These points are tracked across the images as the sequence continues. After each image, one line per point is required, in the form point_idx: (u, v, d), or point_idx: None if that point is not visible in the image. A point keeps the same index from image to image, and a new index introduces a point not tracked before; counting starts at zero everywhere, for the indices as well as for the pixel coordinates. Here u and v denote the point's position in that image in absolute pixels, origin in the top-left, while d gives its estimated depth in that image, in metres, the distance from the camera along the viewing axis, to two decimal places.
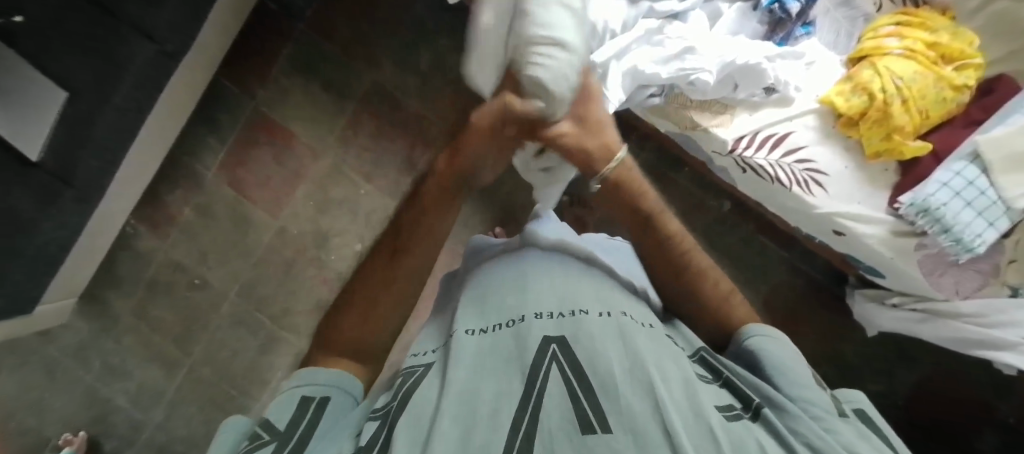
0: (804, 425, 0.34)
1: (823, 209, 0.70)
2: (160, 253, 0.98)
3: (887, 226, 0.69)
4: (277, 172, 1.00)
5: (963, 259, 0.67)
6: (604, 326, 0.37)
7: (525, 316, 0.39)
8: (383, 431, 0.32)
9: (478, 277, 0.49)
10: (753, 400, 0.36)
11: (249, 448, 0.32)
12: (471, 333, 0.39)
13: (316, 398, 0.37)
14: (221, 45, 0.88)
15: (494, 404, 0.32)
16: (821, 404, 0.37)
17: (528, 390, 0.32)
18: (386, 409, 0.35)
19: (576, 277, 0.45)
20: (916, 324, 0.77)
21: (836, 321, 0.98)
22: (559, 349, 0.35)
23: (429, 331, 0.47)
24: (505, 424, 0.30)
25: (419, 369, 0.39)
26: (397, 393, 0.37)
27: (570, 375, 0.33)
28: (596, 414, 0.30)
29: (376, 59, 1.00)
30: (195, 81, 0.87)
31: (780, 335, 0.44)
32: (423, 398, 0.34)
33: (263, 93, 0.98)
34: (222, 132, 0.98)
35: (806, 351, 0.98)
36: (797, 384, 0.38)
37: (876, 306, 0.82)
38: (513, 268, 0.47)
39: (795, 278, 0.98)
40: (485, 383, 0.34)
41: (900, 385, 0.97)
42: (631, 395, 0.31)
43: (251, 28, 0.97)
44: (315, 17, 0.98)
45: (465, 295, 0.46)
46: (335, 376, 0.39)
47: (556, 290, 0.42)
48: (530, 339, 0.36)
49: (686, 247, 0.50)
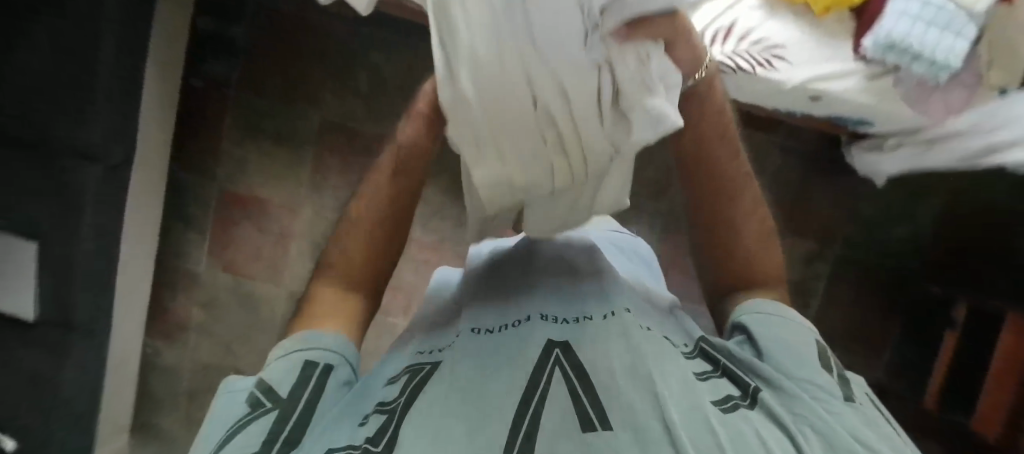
0: (802, 407, 0.37)
1: (791, 81, 0.68)
2: (187, 357, 0.99)
3: (858, 73, 0.67)
4: (263, 242, 0.99)
5: (942, 80, 0.64)
6: (606, 328, 0.43)
7: (529, 318, 0.46)
8: (391, 423, 0.34)
9: (494, 297, 0.52)
10: (751, 388, 0.39)
11: (253, 416, 0.35)
12: (477, 331, 0.46)
13: (319, 363, 0.40)
14: (158, 140, 0.87)
15: (500, 398, 0.35)
16: (829, 389, 0.39)
17: (531, 386, 0.36)
18: (393, 405, 0.37)
19: (584, 291, 0.50)
20: (920, 159, 0.75)
21: (845, 182, 0.96)
22: (562, 353, 0.40)
23: (446, 326, 0.51)
24: (512, 414, 0.33)
25: (426, 367, 0.42)
26: (403, 390, 0.39)
27: (571, 375, 0.37)
28: (598, 415, 0.33)
29: (317, 97, 0.95)
30: (151, 186, 0.87)
31: (777, 305, 0.48)
32: (426, 403, 0.36)
33: (221, 170, 0.97)
34: (198, 223, 0.98)
35: (824, 222, 0.97)
36: (803, 364, 0.41)
37: (877, 155, 0.81)
38: (521, 291, 0.52)
39: (797, 156, 0.96)
40: (491, 379, 0.38)
41: (926, 220, 0.95)
42: (631, 394, 0.35)
43: (185, 113, 0.95)
44: (242, 77, 0.95)
45: (473, 309, 0.50)
46: (337, 342, 0.43)
47: (569, 305, 0.48)
48: (535, 344, 0.41)
49: (740, 179, 0.56)
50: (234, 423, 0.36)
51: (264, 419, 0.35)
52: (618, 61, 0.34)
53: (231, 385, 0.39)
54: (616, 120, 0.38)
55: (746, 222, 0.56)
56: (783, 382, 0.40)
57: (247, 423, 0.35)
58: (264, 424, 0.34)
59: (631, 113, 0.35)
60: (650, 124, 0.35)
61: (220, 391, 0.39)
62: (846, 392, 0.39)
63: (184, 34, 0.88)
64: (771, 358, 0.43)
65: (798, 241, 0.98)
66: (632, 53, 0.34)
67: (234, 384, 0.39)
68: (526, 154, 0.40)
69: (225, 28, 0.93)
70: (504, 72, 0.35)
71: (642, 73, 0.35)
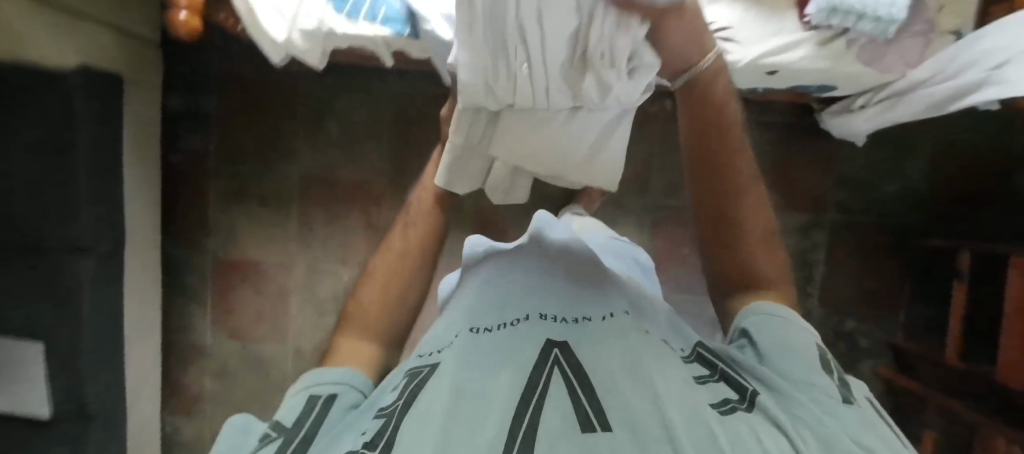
0: (802, 409, 0.36)
1: (743, 61, 0.67)
2: (206, 428, 1.00)
3: (810, 40, 0.67)
4: (263, 303, 1.00)
5: (891, 32, 0.63)
6: (606, 329, 0.45)
7: (528, 318, 0.47)
8: (389, 425, 0.35)
9: (491, 294, 0.53)
10: (749, 392, 0.39)
11: (261, 443, 0.38)
12: (476, 330, 0.46)
13: (321, 395, 0.44)
14: (144, 223, 0.90)
15: (503, 392, 0.35)
16: (828, 391, 0.38)
17: (528, 390, 0.35)
18: (391, 408, 0.38)
19: (582, 296, 0.53)
20: (887, 114, 0.74)
21: (826, 147, 0.95)
22: (560, 351, 0.41)
23: (442, 325, 0.52)
24: (513, 406, 0.33)
25: (424, 369, 0.42)
26: (402, 393, 0.40)
27: (571, 374, 0.37)
28: (597, 419, 0.32)
29: (291, 153, 0.97)
30: (143, 268, 0.90)
31: (776, 306, 0.49)
32: (422, 400, 0.36)
33: (211, 240, 0.99)
34: (197, 294, 1.00)
35: (813, 191, 0.96)
36: (800, 369, 0.41)
37: (847, 115, 0.80)
38: (515, 288, 0.54)
39: (773, 129, 0.95)
40: (492, 376, 0.38)
41: (917, 172, 0.93)
42: (631, 397, 0.35)
43: (169, 191, 0.98)
44: (217, 147, 0.97)
45: (469, 307, 0.52)
46: (341, 374, 0.47)
47: (569, 305, 0.51)
48: (536, 342, 0.42)
49: (739, 173, 0.58)
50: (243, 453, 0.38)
51: (271, 445, 0.37)
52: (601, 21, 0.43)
53: (240, 421, 0.42)
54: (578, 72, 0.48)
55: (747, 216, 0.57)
56: (783, 387, 0.39)
57: (257, 450, 0.37)
58: (271, 447, 0.37)
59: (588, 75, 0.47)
60: (599, 89, 0.49)
61: (226, 427, 0.41)
62: (844, 396, 0.39)
63: (153, 118, 0.91)
64: (766, 364, 0.43)
65: (790, 214, 0.97)
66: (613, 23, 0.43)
67: (243, 420, 0.42)
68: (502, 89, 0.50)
69: (196, 103, 0.96)
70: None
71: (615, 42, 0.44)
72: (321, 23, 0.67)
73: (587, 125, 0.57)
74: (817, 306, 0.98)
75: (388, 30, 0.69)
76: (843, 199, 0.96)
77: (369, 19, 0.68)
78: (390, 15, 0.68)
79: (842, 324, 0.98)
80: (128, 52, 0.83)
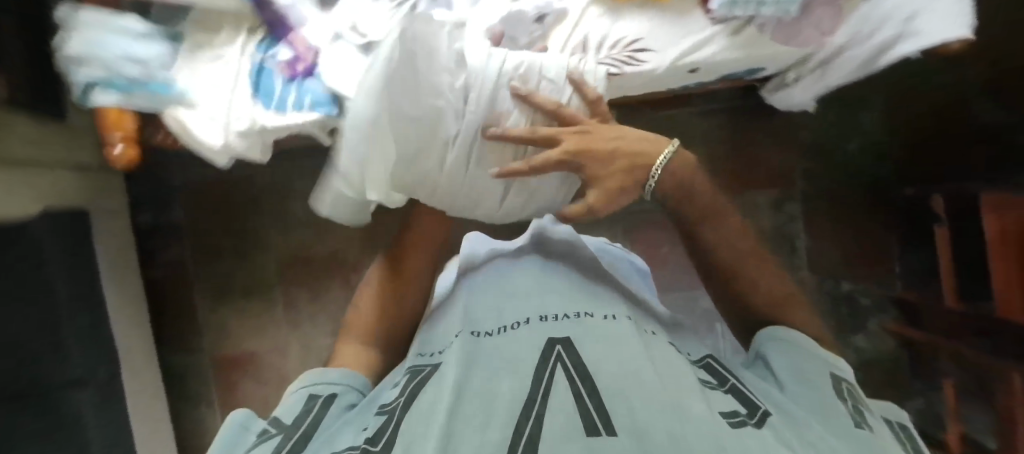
0: (811, 432, 0.35)
1: (661, 66, 0.69)
2: None
3: (721, 33, 0.67)
4: (268, 390, 1.01)
5: (795, 9, 0.63)
6: (607, 332, 0.47)
7: (529, 319, 0.49)
8: (392, 425, 0.38)
9: (488, 300, 0.55)
10: (759, 409, 0.38)
11: (261, 439, 0.40)
12: (478, 335, 0.49)
13: (321, 394, 0.46)
14: (137, 338, 0.92)
15: (507, 398, 0.37)
16: (840, 414, 0.38)
17: (529, 399, 0.37)
18: (391, 405, 0.42)
19: (578, 292, 0.55)
20: (822, 81, 0.74)
21: (776, 120, 0.95)
22: (563, 350, 0.43)
23: (442, 329, 0.55)
24: (517, 413, 0.35)
25: (426, 369, 0.46)
26: (402, 391, 0.44)
27: (574, 376, 0.39)
28: (603, 423, 0.34)
29: (265, 241, 1.00)
30: (145, 381, 0.92)
31: (811, 343, 0.48)
32: (425, 408, 0.38)
33: (207, 339, 1.01)
34: (203, 394, 1.01)
35: (773, 164, 0.97)
36: (811, 395, 0.41)
37: (786, 90, 0.80)
38: (509, 289, 0.56)
39: (719, 115, 0.96)
40: (500, 381, 0.40)
41: (874, 124, 0.92)
42: (636, 401, 0.36)
43: (156, 301, 1.01)
44: (193, 249, 1.00)
45: (473, 311, 0.54)
46: (340, 374, 0.50)
47: (570, 303, 0.52)
48: (538, 343, 0.44)
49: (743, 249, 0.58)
50: (245, 446, 0.41)
51: (270, 440, 0.40)
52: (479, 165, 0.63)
53: (238, 418, 0.44)
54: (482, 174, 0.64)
55: (759, 282, 0.56)
56: (793, 410, 0.39)
57: (258, 445, 0.40)
58: (271, 441, 0.40)
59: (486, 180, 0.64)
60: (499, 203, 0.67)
61: (226, 426, 0.44)
62: (856, 420, 0.37)
63: (125, 237, 0.94)
64: (784, 393, 0.42)
65: (758, 192, 0.97)
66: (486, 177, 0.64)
67: (241, 417, 0.44)
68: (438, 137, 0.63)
69: (165, 214, 1.00)
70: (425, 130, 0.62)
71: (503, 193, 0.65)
72: (253, 122, 0.68)
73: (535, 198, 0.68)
74: (808, 274, 0.97)
75: (318, 113, 0.68)
76: (805, 166, 0.96)
77: (297, 109, 0.68)
78: (317, 100, 0.68)
79: (838, 287, 0.97)
80: (89, 184, 0.87)
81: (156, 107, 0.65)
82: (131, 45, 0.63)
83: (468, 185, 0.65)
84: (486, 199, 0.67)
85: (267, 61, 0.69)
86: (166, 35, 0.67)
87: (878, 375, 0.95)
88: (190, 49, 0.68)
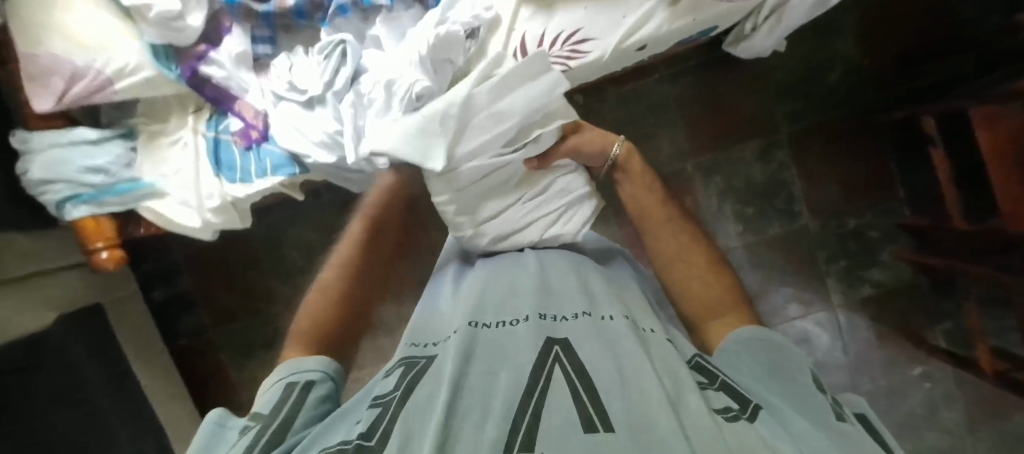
0: (802, 429, 0.32)
1: (606, 53, 0.66)
2: None
3: (658, 6, 0.65)
4: None
5: None
6: (612, 327, 0.40)
7: (527, 316, 0.41)
8: (385, 416, 0.33)
9: (480, 289, 0.47)
10: (750, 403, 0.35)
11: (239, 435, 0.37)
12: (475, 324, 0.41)
13: (299, 382, 0.42)
14: (177, 406, 0.97)
15: (506, 395, 0.32)
16: (822, 410, 0.35)
17: (526, 397, 0.32)
18: (388, 398, 0.36)
19: (581, 283, 0.47)
20: (779, 26, 0.71)
21: (745, 70, 0.92)
22: (562, 349, 0.36)
23: (421, 320, 0.49)
24: (512, 411, 0.31)
25: (420, 360, 0.40)
26: (398, 383, 0.37)
27: (571, 374, 0.34)
28: (601, 418, 0.30)
29: (273, 294, 1.03)
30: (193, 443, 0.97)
31: (785, 341, 0.43)
32: (416, 404, 0.33)
33: (241, 395, 1.05)
34: None
35: (751, 114, 0.93)
36: (792, 391, 0.38)
37: (745, 42, 0.76)
38: (501, 281, 0.48)
39: (685, 77, 0.93)
40: (498, 377, 0.35)
41: (850, 50, 0.88)
42: (642, 400, 0.31)
43: (187, 369, 1.05)
44: (211, 314, 1.05)
45: (474, 296, 0.46)
46: (315, 361, 0.45)
47: (574, 296, 0.45)
48: (532, 340, 0.37)
49: (694, 242, 0.55)
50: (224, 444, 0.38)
51: (248, 435, 0.37)
52: (501, 170, 0.56)
53: (217, 417, 0.41)
54: (497, 183, 0.57)
55: (714, 278, 0.51)
56: (779, 407, 0.35)
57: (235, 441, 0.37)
58: (248, 436, 0.36)
59: (490, 189, 0.57)
60: (496, 220, 0.57)
61: (204, 424, 0.41)
62: (836, 411, 0.35)
63: (144, 317, 0.99)
64: (763, 386, 0.39)
65: (742, 144, 0.94)
66: (501, 184, 0.57)
67: (220, 416, 0.41)
68: (474, 128, 0.54)
69: (176, 287, 1.04)
70: (466, 119, 0.53)
71: (507, 213, 0.57)
72: (224, 196, 0.69)
73: (531, 223, 0.57)
74: (810, 217, 0.94)
75: (281, 175, 0.68)
76: (784, 107, 0.93)
77: (260, 175, 0.68)
78: (277, 162, 0.68)
79: (844, 225, 0.93)
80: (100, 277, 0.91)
81: (130, 206, 0.67)
82: (90, 154, 0.65)
83: (482, 184, 0.56)
84: (489, 204, 0.57)
85: (221, 135, 0.70)
86: (120, 134, 0.69)
87: (902, 305, 0.91)
88: (147, 139, 0.69)
